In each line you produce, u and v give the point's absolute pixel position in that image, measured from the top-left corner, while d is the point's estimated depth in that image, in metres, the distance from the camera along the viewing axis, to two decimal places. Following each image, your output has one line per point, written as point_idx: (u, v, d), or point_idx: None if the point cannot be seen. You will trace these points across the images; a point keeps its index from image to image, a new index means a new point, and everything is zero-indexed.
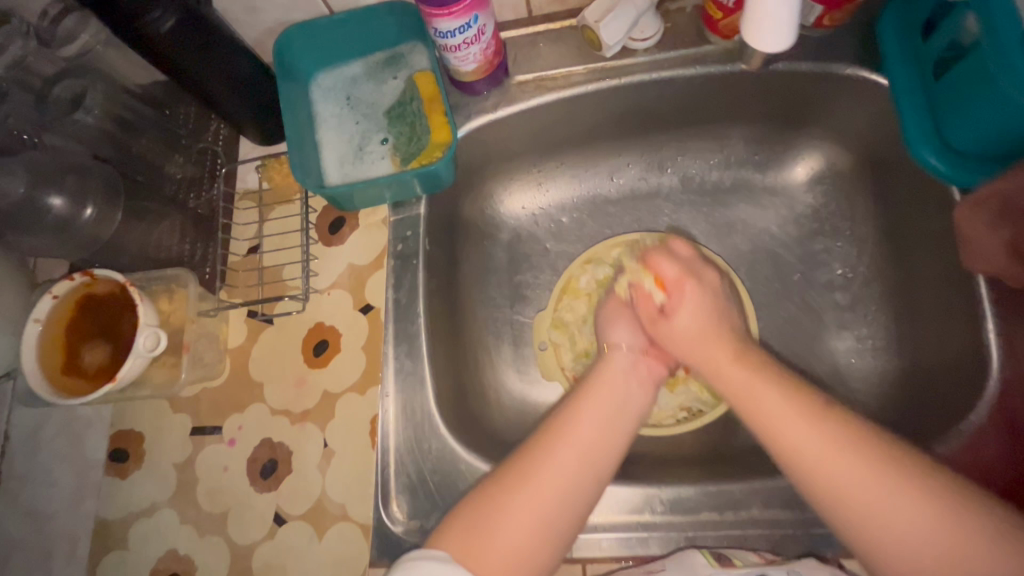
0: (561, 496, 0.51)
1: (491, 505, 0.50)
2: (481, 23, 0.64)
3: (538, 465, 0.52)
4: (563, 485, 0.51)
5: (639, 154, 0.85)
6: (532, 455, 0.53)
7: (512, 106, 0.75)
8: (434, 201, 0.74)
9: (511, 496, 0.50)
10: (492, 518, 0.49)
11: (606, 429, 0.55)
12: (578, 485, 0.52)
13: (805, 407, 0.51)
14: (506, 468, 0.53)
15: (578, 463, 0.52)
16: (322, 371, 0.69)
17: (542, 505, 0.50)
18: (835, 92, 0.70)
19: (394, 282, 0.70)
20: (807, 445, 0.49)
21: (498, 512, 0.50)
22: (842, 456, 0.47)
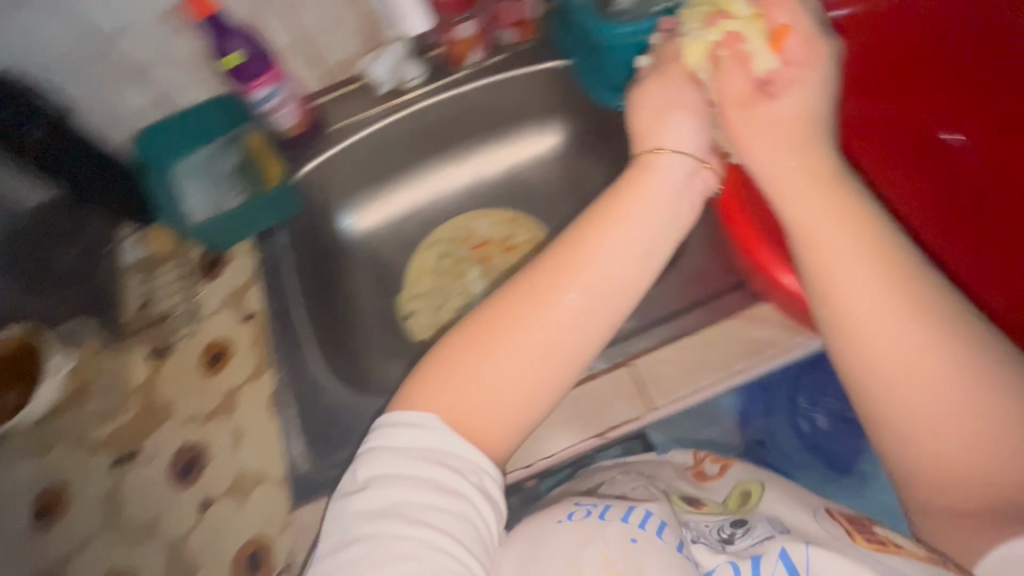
0: (538, 359, 0.48)
1: (470, 341, 0.49)
2: (286, 87, 0.91)
3: (539, 298, 0.48)
4: (552, 329, 0.48)
5: (448, 162, 1.11)
6: (524, 283, 0.49)
7: (333, 147, 0.99)
8: (290, 227, 0.94)
9: (531, 318, 0.48)
10: (460, 362, 0.48)
11: (592, 270, 0.49)
12: (535, 336, 0.48)
13: (659, 225, 0.51)
14: (484, 313, 0.50)
15: (569, 310, 0.48)
16: (220, 375, 0.82)
17: (529, 342, 0.48)
18: (549, 80, 1.01)
19: (268, 291, 0.87)
20: (631, 245, 0.50)
21: (451, 373, 0.48)
22: (661, 246, 0.51)
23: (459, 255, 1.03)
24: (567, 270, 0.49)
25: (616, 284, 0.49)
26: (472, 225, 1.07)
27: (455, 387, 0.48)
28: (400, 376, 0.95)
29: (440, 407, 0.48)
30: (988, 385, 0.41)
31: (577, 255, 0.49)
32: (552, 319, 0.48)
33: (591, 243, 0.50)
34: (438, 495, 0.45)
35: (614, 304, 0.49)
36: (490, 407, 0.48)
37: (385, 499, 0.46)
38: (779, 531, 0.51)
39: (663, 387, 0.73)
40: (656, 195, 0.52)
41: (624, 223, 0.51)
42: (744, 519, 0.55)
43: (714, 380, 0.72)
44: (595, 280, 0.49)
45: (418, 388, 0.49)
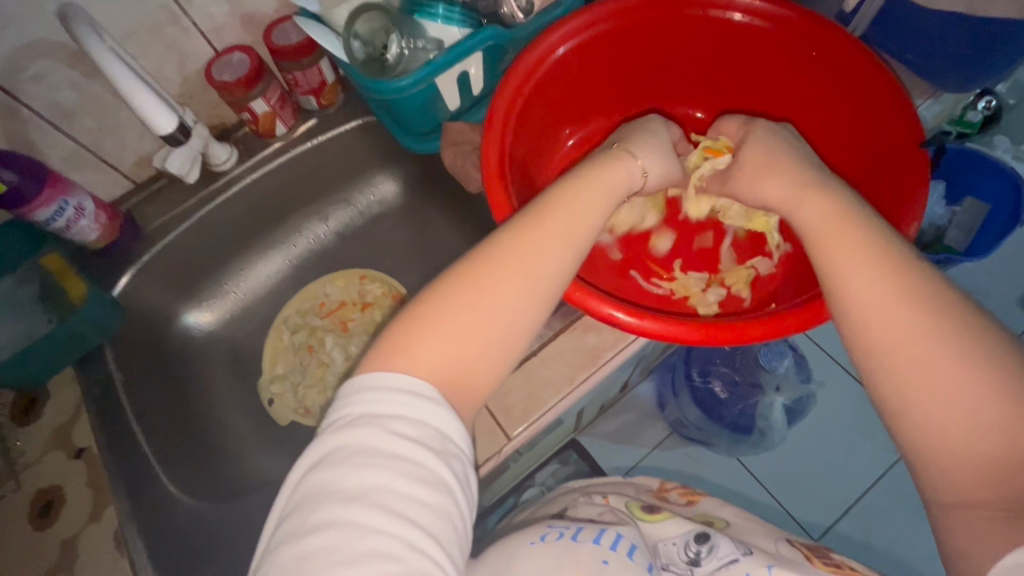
0: (521, 314, 0.50)
1: (429, 311, 0.48)
2: (76, 202, 0.84)
3: (510, 263, 0.50)
4: (498, 311, 0.49)
5: (290, 234, 1.08)
6: (481, 258, 0.51)
7: (151, 249, 0.94)
8: (116, 343, 0.88)
9: (495, 283, 0.49)
10: (440, 318, 0.48)
11: (563, 234, 0.53)
12: (519, 299, 0.49)
13: (598, 209, 0.57)
14: (473, 259, 0.51)
15: (530, 279, 0.50)
16: (54, 526, 0.74)
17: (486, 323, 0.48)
18: (366, 135, 1.02)
19: (98, 419, 0.80)
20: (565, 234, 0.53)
21: (437, 322, 0.47)
22: (568, 239, 0.53)
23: (315, 327, 1.02)
24: (538, 250, 0.52)
25: (537, 277, 0.51)
26: (323, 292, 1.05)
27: (453, 353, 0.47)
28: (273, 467, 0.91)
29: (411, 368, 0.45)
30: (967, 333, 0.42)
31: (539, 230, 0.53)
32: (507, 293, 0.49)
33: (556, 227, 0.53)
34: (397, 497, 0.41)
35: (538, 296, 0.51)
36: (462, 378, 0.47)
37: (362, 489, 0.41)
38: (742, 552, 0.69)
39: (514, 416, 0.73)
40: (565, 199, 0.56)
41: (552, 225, 0.53)
42: (706, 535, 0.72)
43: (558, 397, 0.74)
44: (519, 269, 0.50)
45: (417, 331, 0.47)
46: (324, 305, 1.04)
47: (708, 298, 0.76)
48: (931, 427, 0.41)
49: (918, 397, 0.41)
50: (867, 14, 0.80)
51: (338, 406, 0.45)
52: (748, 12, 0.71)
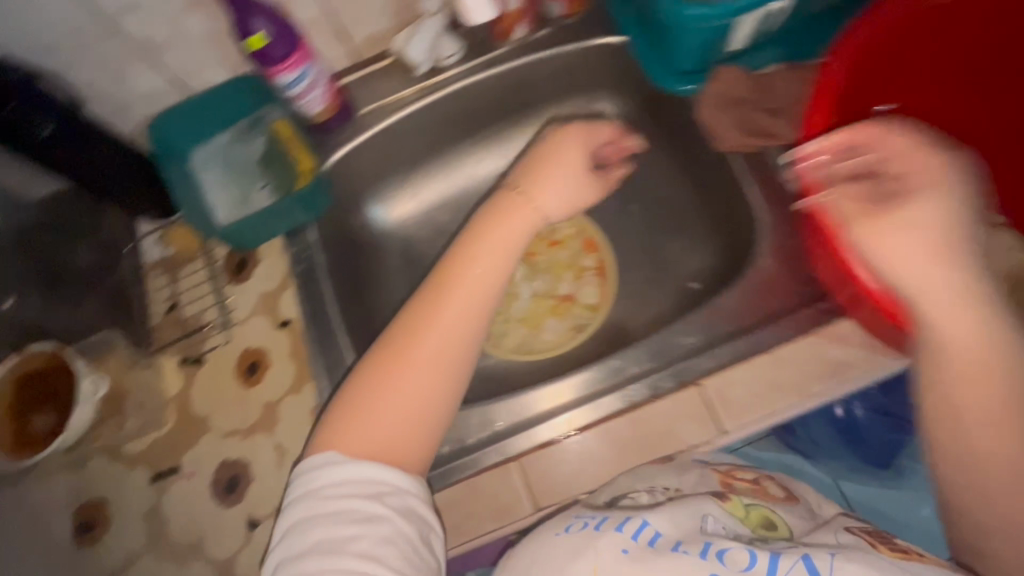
0: (481, 295, 0.62)
1: (378, 384, 0.58)
2: (314, 72, 0.80)
3: (406, 356, 0.59)
4: (414, 395, 0.58)
5: (484, 147, 1.04)
6: (393, 345, 0.60)
7: (363, 134, 0.91)
8: (321, 223, 0.88)
9: (400, 376, 0.58)
10: (375, 401, 0.58)
11: (502, 255, 0.64)
12: (448, 369, 0.59)
13: (494, 275, 0.63)
14: (382, 351, 0.60)
15: (439, 356, 0.59)
16: (258, 387, 0.78)
17: (410, 399, 0.58)
18: (601, 58, 0.92)
19: (301, 295, 0.81)
20: (457, 318, 0.61)
21: (377, 396, 0.58)
22: (468, 316, 0.61)
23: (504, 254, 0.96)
24: (426, 351, 0.59)
25: (492, 296, 0.62)
26: None
27: (382, 431, 0.57)
28: None
29: (352, 445, 0.56)
30: None
31: (426, 324, 0.60)
32: (420, 381, 0.58)
33: (446, 313, 0.61)
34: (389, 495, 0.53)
35: (450, 375, 0.60)
36: (389, 450, 0.57)
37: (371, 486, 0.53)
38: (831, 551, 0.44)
39: (732, 410, 0.68)
40: (677, 227, 0.64)
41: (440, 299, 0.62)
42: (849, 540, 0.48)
43: (790, 403, 0.67)
44: (467, 295, 0.62)
45: (406, 339, 0.60)
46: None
47: None
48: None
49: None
50: None
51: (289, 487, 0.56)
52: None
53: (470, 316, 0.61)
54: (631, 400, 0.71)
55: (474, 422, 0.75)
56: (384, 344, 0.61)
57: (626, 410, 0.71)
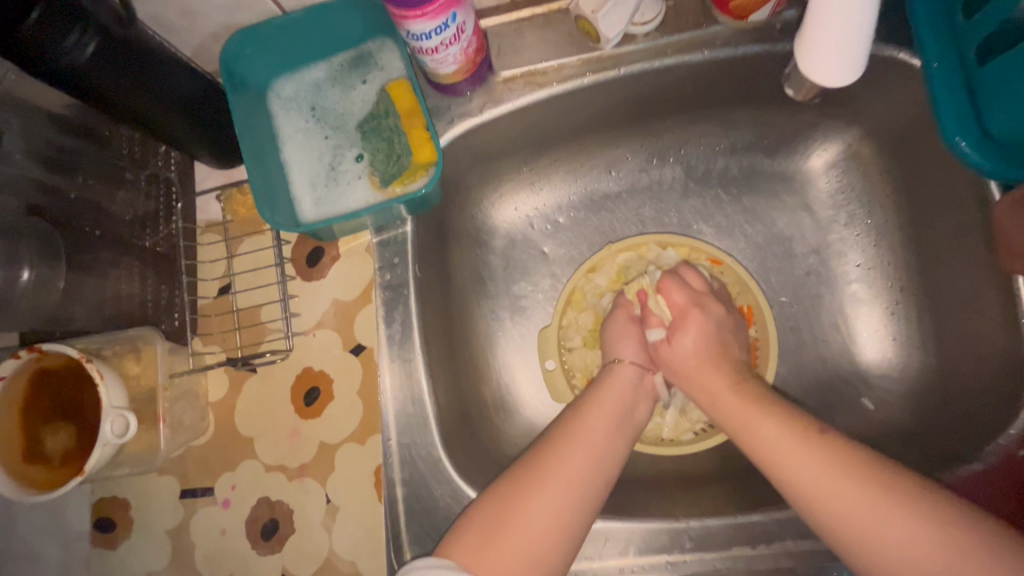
0: (583, 487, 0.53)
1: (501, 512, 0.52)
2: (460, 21, 0.55)
3: (542, 479, 0.53)
4: (537, 526, 0.51)
5: (638, 146, 0.79)
6: (541, 460, 0.54)
7: (500, 107, 0.67)
8: (422, 221, 0.68)
9: (522, 502, 0.52)
10: (503, 533, 0.50)
11: (617, 424, 0.59)
12: (565, 508, 0.52)
13: (618, 420, 0.59)
14: (520, 470, 0.54)
15: (569, 490, 0.53)
16: (316, 420, 0.64)
17: (525, 538, 0.50)
18: (857, 74, 0.63)
19: (384, 317, 0.63)
20: (584, 452, 0.55)
21: (507, 526, 0.51)
22: (594, 455, 0.55)
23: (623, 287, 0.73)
24: (554, 483, 0.53)
25: (593, 472, 0.55)
26: (658, 254, 0.76)
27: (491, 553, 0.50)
28: (523, 432, 0.77)
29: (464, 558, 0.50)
30: None
31: (566, 447, 0.55)
32: (543, 514, 0.51)
33: (571, 459, 0.54)
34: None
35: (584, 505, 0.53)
36: None
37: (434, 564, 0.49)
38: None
39: None
40: (795, 444, 0.52)
41: (590, 424, 0.57)
42: None
43: None
44: (594, 455, 0.55)
45: (498, 520, 0.51)
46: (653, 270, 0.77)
47: None
48: None
49: None
50: None
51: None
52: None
53: (603, 463, 0.56)
54: None
55: None
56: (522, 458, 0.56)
57: None
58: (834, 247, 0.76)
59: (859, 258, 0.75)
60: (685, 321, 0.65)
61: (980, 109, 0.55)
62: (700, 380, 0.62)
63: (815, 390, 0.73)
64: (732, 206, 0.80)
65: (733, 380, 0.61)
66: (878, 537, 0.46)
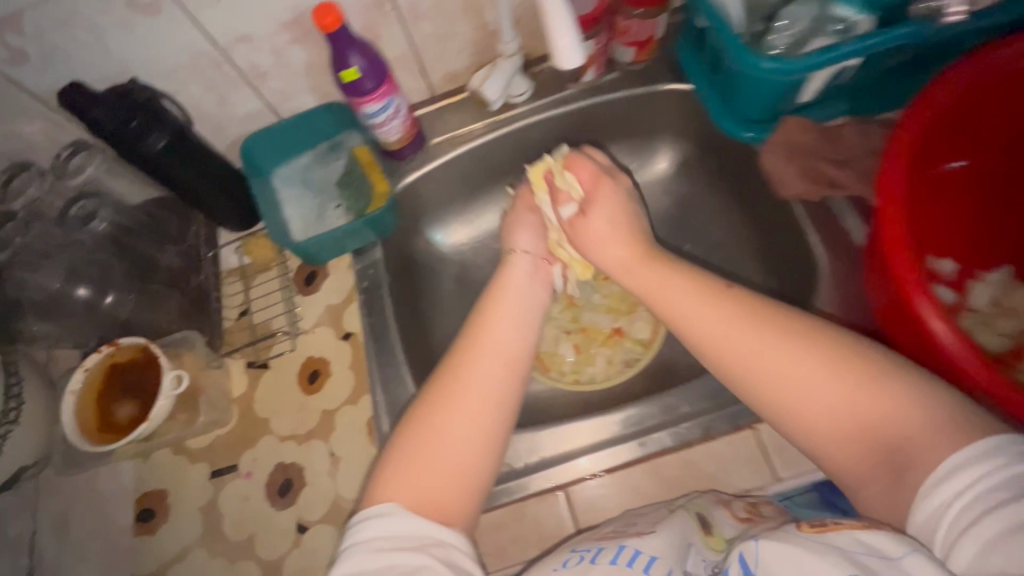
0: (496, 381, 0.66)
1: (428, 422, 0.63)
2: (396, 103, 0.86)
3: (452, 388, 0.65)
4: (465, 422, 0.63)
5: (543, 182, 1.08)
6: (453, 369, 0.67)
7: (431, 163, 0.97)
8: (387, 243, 0.92)
9: (444, 411, 0.63)
10: (432, 436, 0.62)
11: (518, 322, 0.73)
12: (481, 409, 0.64)
13: (520, 316, 0.73)
14: (431, 391, 0.66)
15: (481, 393, 0.65)
16: (318, 394, 0.81)
17: (455, 436, 0.62)
18: (666, 102, 0.95)
19: (366, 309, 0.85)
20: (493, 361, 0.67)
21: (433, 430, 0.62)
22: (500, 352, 0.68)
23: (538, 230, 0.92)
24: (468, 393, 0.64)
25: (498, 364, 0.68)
26: None
27: (423, 482, 0.60)
28: None
29: (403, 494, 0.59)
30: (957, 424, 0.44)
31: (469, 382, 0.65)
32: (467, 419, 0.63)
33: (481, 360, 0.67)
34: (416, 534, 0.56)
35: (500, 395, 0.66)
36: (430, 487, 0.60)
37: (391, 510, 0.57)
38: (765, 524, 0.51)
39: (786, 457, 0.69)
40: (735, 324, 0.57)
41: (485, 350, 0.68)
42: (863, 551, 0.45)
43: None
44: (501, 356, 0.68)
45: (426, 426, 0.63)
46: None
47: None
48: None
49: None
50: None
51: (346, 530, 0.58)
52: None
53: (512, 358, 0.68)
54: (683, 440, 0.71)
55: (523, 445, 0.74)
56: (429, 396, 0.65)
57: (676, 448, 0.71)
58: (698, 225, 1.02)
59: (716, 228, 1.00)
60: (595, 191, 0.80)
61: None
62: (604, 242, 0.76)
63: None
64: None
65: (634, 249, 0.73)
66: (748, 356, 0.55)
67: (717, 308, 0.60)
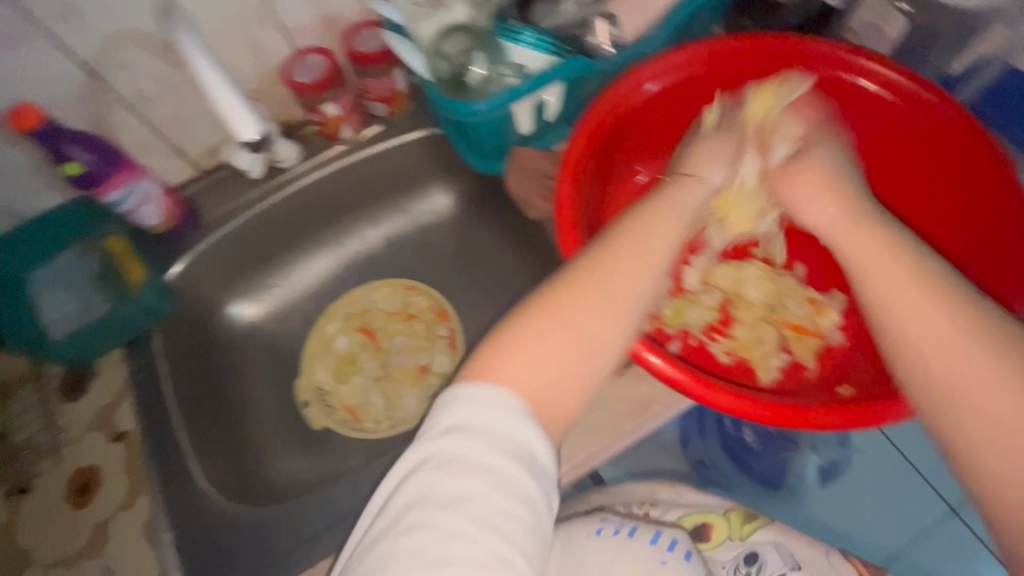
0: (631, 279, 0.53)
1: (562, 313, 0.51)
2: (143, 186, 0.84)
3: (592, 282, 0.52)
4: (590, 325, 0.51)
5: (343, 236, 1.06)
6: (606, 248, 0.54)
7: (206, 237, 0.93)
8: (164, 330, 0.88)
9: (575, 304, 0.51)
10: (556, 319, 0.51)
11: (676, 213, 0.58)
12: (600, 318, 0.51)
13: (674, 216, 0.57)
14: (560, 278, 0.53)
15: (625, 285, 0.52)
16: (88, 508, 0.76)
17: (579, 334, 0.51)
18: (432, 146, 1.00)
19: (140, 407, 0.81)
20: (642, 254, 0.54)
21: (560, 317, 0.51)
22: (660, 250, 0.55)
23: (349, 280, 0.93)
24: (600, 281, 0.52)
25: (636, 251, 0.54)
26: (369, 296, 1.04)
27: (537, 368, 0.49)
28: (306, 470, 0.91)
29: (500, 379, 0.49)
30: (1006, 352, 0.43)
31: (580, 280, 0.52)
32: (586, 322, 0.51)
33: (618, 248, 0.54)
34: (521, 430, 0.47)
35: (625, 296, 0.52)
36: (541, 389, 0.49)
37: (508, 402, 0.48)
38: (790, 567, 0.74)
39: None
40: (858, 239, 0.52)
41: (613, 252, 0.54)
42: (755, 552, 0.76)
43: (602, 445, 0.73)
44: (651, 237, 0.56)
45: (537, 323, 0.51)
46: (367, 329, 1.01)
47: (770, 364, 0.73)
48: (961, 424, 0.42)
49: (960, 419, 0.42)
50: (979, 80, 0.74)
51: (429, 412, 0.50)
52: (872, 74, 0.65)
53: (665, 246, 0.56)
54: None
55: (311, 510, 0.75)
56: (570, 275, 0.53)
57: None
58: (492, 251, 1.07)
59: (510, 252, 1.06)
60: None
61: None
62: None
63: None
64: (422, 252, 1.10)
65: None
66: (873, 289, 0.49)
67: (847, 224, 0.54)
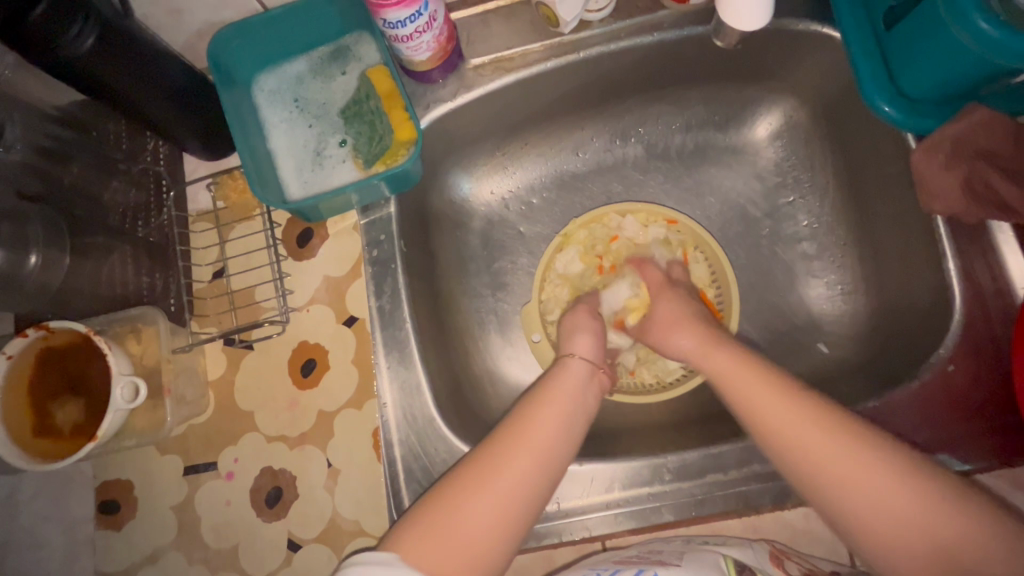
0: (499, 502, 0.52)
1: (448, 500, 0.52)
2: (432, 9, 0.60)
3: (465, 488, 0.53)
4: (477, 521, 0.51)
5: (601, 127, 0.86)
6: (482, 460, 0.55)
7: (472, 92, 0.72)
8: (404, 200, 0.71)
9: (463, 499, 0.52)
10: (450, 510, 0.52)
11: (565, 425, 0.59)
12: (459, 532, 0.51)
13: (568, 415, 0.60)
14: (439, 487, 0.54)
15: (475, 512, 0.52)
16: (313, 391, 0.67)
17: (466, 532, 0.51)
18: (791, 46, 0.71)
19: (375, 288, 0.67)
20: (525, 458, 0.55)
21: (454, 509, 0.52)
22: (544, 455, 0.56)
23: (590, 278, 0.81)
24: (493, 475, 0.54)
25: (521, 472, 0.54)
26: (620, 221, 0.81)
27: (442, 557, 0.49)
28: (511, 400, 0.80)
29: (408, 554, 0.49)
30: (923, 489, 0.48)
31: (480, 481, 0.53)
32: (475, 514, 0.51)
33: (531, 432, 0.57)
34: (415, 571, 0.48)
35: (517, 504, 0.53)
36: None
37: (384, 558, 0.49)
38: None
39: None
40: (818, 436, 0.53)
41: (492, 481, 0.53)
42: None
43: None
44: (502, 471, 0.54)
45: (455, 496, 0.52)
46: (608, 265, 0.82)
47: None
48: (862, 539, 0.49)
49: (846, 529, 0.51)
50: None
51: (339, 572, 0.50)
52: None
53: (543, 463, 0.55)
54: (748, 502, 0.61)
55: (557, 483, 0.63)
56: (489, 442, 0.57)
57: (735, 510, 0.61)
58: (784, 210, 0.83)
59: (806, 218, 0.82)
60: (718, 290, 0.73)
61: (893, 70, 0.62)
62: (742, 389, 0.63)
63: (773, 337, 0.80)
64: (689, 179, 0.87)
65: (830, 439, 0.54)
66: None
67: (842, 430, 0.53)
